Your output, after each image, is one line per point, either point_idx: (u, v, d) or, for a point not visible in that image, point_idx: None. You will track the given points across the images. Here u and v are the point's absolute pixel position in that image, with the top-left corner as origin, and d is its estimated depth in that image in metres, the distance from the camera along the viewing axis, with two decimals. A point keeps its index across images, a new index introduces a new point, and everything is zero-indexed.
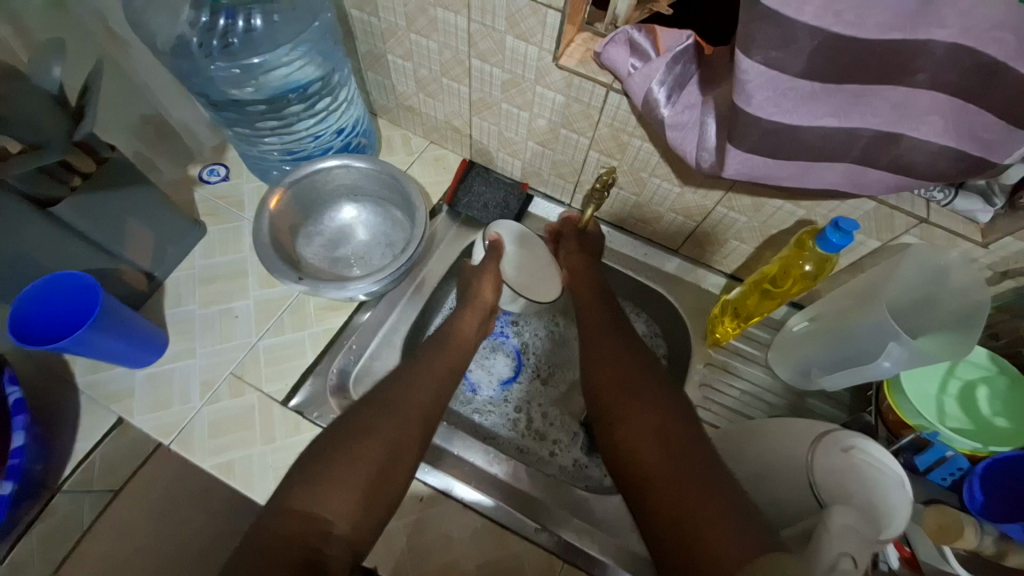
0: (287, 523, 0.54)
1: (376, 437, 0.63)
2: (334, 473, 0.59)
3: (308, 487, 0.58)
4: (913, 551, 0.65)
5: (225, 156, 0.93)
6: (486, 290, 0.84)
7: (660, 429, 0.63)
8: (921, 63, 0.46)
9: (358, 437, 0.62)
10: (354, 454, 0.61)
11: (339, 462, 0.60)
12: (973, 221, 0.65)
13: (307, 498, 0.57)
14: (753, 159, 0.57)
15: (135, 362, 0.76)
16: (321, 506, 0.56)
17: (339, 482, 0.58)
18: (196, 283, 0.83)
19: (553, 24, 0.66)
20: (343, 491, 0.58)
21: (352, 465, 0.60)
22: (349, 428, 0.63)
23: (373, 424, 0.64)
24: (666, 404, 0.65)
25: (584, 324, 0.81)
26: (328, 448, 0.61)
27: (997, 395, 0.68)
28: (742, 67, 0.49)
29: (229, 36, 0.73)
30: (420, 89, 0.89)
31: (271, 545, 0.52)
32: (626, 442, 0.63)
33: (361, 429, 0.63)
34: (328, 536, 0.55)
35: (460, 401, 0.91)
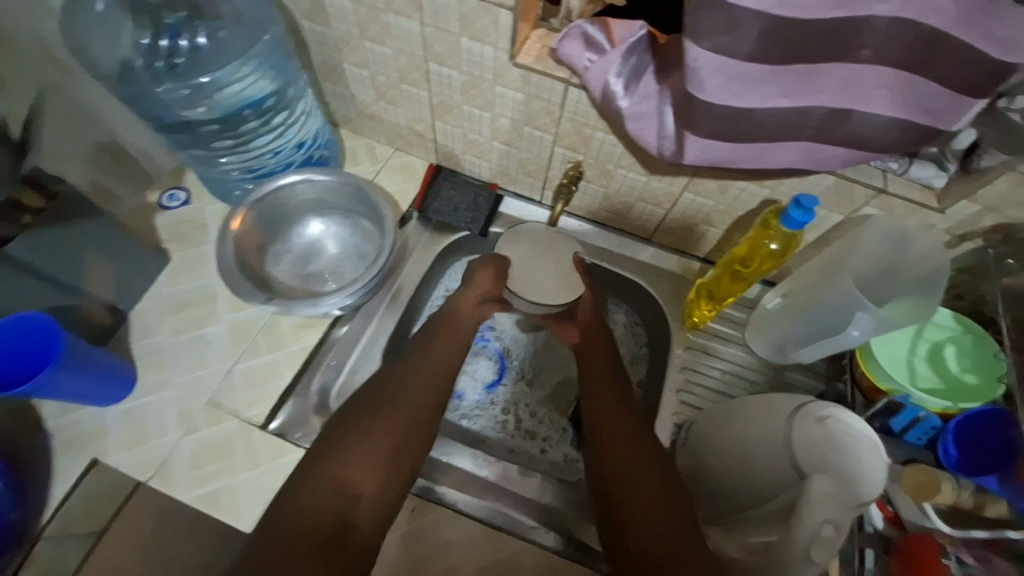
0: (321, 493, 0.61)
1: (392, 417, 0.68)
2: (359, 448, 0.65)
3: (337, 457, 0.64)
4: (895, 511, 0.67)
5: (184, 179, 0.90)
6: (486, 283, 0.80)
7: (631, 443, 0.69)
8: (865, 39, 0.47)
9: (380, 415, 0.67)
10: (377, 429, 0.66)
11: (363, 438, 0.65)
12: (929, 187, 0.67)
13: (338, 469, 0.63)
14: (712, 144, 0.58)
15: (106, 399, 0.73)
16: (353, 476, 0.63)
17: (365, 454, 0.64)
18: (163, 312, 0.81)
19: (506, 22, 0.66)
20: (369, 462, 0.64)
21: (374, 441, 0.65)
22: (369, 408, 0.68)
23: (390, 403, 0.69)
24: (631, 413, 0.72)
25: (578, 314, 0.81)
26: (353, 422, 0.67)
27: (964, 353, 0.70)
28: (692, 55, 0.50)
29: (175, 56, 0.71)
30: (379, 97, 0.88)
31: (307, 510, 0.59)
32: (608, 464, 0.68)
33: (383, 407, 0.68)
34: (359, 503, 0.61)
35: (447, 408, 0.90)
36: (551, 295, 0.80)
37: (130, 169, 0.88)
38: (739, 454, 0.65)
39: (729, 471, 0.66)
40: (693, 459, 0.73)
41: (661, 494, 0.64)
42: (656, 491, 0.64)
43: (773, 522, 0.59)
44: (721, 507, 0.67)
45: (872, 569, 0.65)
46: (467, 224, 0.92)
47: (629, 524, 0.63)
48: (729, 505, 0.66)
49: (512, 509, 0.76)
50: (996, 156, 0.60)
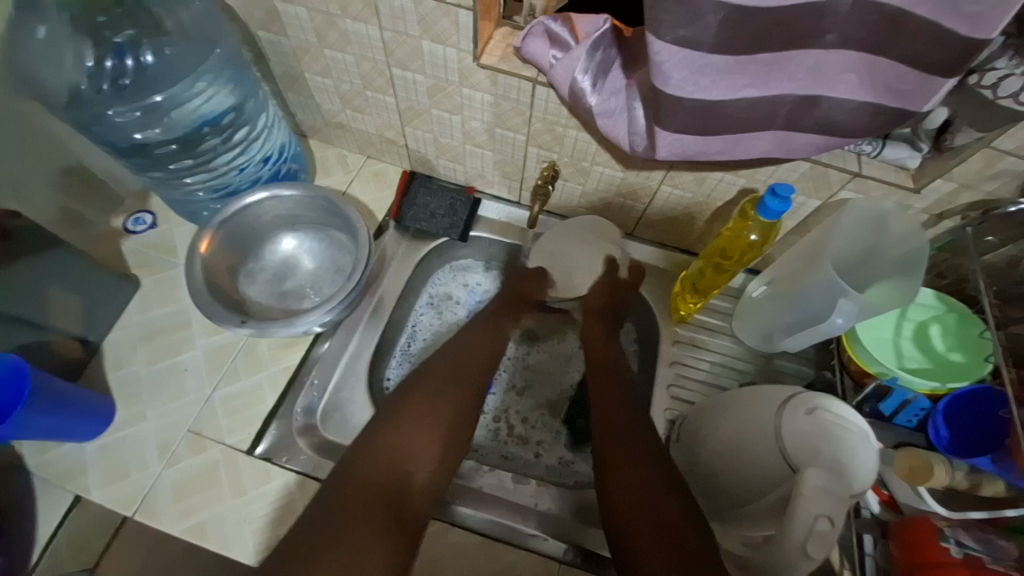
0: (376, 466, 0.62)
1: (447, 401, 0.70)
2: (414, 426, 0.66)
3: (395, 434, 0.65)
4: (890, 495, 0.68)
5: (150, 202, 0.88)
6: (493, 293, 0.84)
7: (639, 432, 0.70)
8: (829, 24, 0.46)
9: (438, 397, 0.70)
10: (436, 408, 0.69)
11: (420, 417, 0.67)
12: (903, 168, 0.66)
13: (398, 446, 0.64)
14: (684, 139, 0.57)
15: (83, 436, 0.71)
16: (413, 454, 0.64)
17: (426, 429, 0.67)
18: (136, 341, 0.79)
19: (466, 23, 0.64)
20: (425, 440, 0.66)
21: (431, 420, 0.67)
22: (427, 388, 0.71)
23: (441, 387, 0.71)
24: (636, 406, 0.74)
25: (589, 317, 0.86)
26: (413, 399, 0.69)
27: (948, 331, 0.71)
28: (655, 50, 0.49)
29: (121, 77, 0.68)
30: (346, 105, 0.85)
31: (367, 479, 0.60)
32: (614, 455, 0.69)
33: (442, 391, 0.71)
34: (413, 481, 0.63)
35: None
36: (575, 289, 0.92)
37: (95, 194, 0.85)
38: (733, 448, 0.65)
39: (722, 467, 0.66)
40: (688, 455, 0.72)
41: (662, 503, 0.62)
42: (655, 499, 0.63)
43: (767, 516, 0.59)
44: (717, 502, 0.67)
45: (872, 553, 0.66)
46: (446, 230, 0.90)
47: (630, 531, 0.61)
48: (726, 500, 0.65)
49: (509, 519, 0.74)
50: (969, 134, 0.60)
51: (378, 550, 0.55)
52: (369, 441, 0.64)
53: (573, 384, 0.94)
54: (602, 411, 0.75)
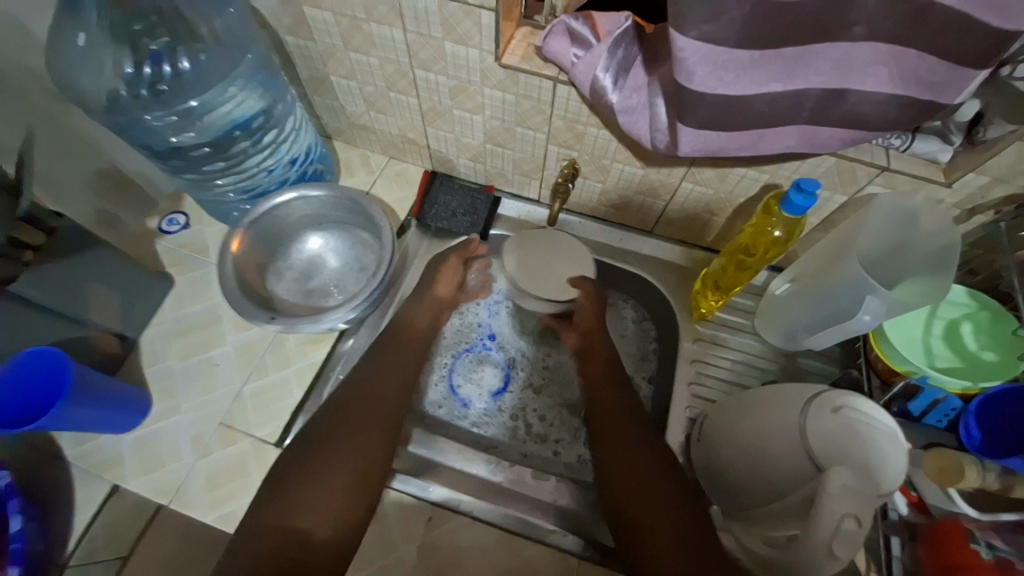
0: (269, 535, 0.60)
1: (346, 444, 0.68)
2: (309, 482, 0.64)
3: (289, 497, 0.63)
4: (919, 496, 0.66)
5: (184, 203, 0.91)
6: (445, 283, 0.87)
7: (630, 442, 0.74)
8: (857, 15, 0.45)
9: (337, 446, 0.67)
10: (332, 462, 0.66)
11: (318, 471, 0.65)
12: (933, 162, 0.65)
13: (292, 506, 0.62)
14: (706, 135, 0.57)
15: (120, 427, 0.74)
16: (310, 514, 0.62)
17: (322, 485, 0.64)
18: (171, 337, 0.82)
19: (488, 24, 0.65)
20: (323, 493, 0.63)
21: (326, 475, 0.65)
22: (328, 435, 0.68)
23: (341, 435, 0.68)
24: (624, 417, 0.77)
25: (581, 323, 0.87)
26: (312, 445, 0.67)
27: (980, 329, 0.69)
28: (678, 45, 0.49)
29: (158, 83, 0.71)
30: (369, 107, 0.87)
31: (258, 554, 0.58)
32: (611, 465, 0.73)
33: (348, 434, 0.69)
34: (312, 539, 0.60)
35: (454, 417, 0.90)
36: (560, 296, 0.84)
37: (132, 196, 0.88)
38: (755, 447, 0.64)
39: (743, 466, 0.65)
40: (709, 453, 0.72)
41: (673, 499, 0.67)
42: (664, 495, 0.67)
43: (788, 516, 0.58)
44: (740, 501, 0.67)
45: (900, 556, 0.64)
46: (467, 228, 0.91)
47: (636, 522, 0.66)
48: (748, 498, 0.65)
49: (529, 515, 0.76)
50: (1002, 127, 0.58)
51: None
52: (267, 502, 0.63)
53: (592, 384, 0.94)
54: (601, 430, 0.77)
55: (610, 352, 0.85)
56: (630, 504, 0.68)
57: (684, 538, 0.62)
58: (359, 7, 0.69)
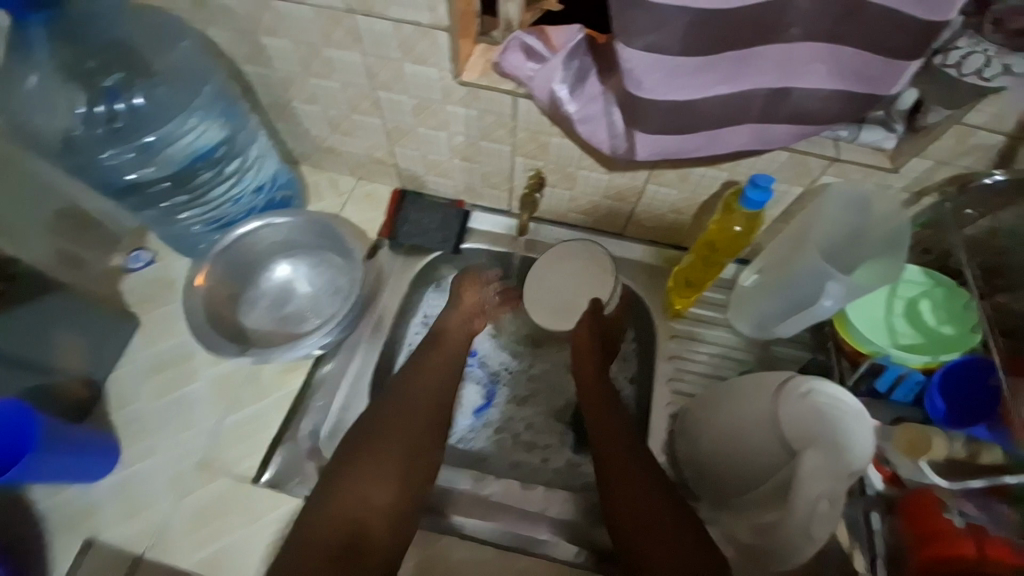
0: (338, 510, 0.65)
1: (399, 429, 0.72)
2: (370, 465, 0.68)
3: (352, 476, 0.68)
4: (893, 471, 0.67)
5: (147, 239, 0.89)
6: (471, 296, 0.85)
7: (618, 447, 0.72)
8: (791, 17, 0.48)
9: (389, 434, 0.71)
10: (386, 446, 0.70)
11: (373, 456, 0.69)
12: (880, 149, 0.68)
13: (356, 483, 0.67)
14: (661, 139, 0.59)
15: (94, 474, 0.72)
16: (371, 490, 0.67)
17: (379, 465, 0.69)
18: (141, 377, 0.80)
19: (444, 43, 0.66)
20: (386, 471, 0.68)
21: (384, 454, 0.69)
22: (381, 423, 0.72)
23: (393, 422, 0.72)
24: (614, 424, 0.75)
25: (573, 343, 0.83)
26: (370, 429, 0.71)
27: (938, 305, 0.72)
28: (625, 56, 0.51)
29: (115, 120, 0.70)
30: (333, 130, 0.87)
31: (329, 525, 0.64)
32: (606, 470, 0.71)
33: (398, 419, 0.72)
34: (374, 508, 0.66)
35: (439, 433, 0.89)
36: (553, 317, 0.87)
37: (95, 234, 0.86)
38: (734, 436, 0.66)
39: (727, 457, 0.66)
40: (691, 446, 0.72)
41: (661, 497, 0.67)
42: (654, 493, 0.67)
43: (770, 501, 0.60)
44: (725, 491, 0.68)
45: (880, 530, 0.66)
46: (440, 243, 0.91)
47: (627, 523, 0.66)
48: (733, 488, 0.66)
49: (520, 526, 0.75)
50: (939, 112, 0.62)
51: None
52: (330, 480, 0.68)
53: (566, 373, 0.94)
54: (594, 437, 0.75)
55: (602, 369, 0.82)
56: (620, 506, 0.67)
57: (674, 534, 0.63)
58: (316, 33, 0.69)
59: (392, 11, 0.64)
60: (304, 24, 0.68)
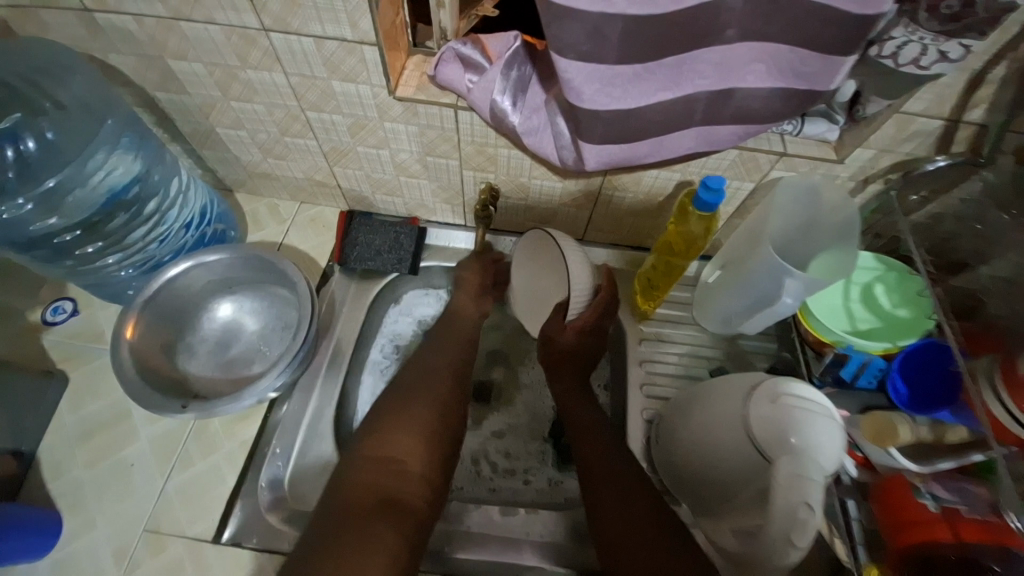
0: (372, 466, 0.65)
1: (423, 395, 0.73)
2: (394, 431, 0.68)
3: (377, 441, 0.67)
4: (864, 455, 0.70)
5: (68, 287, 0.81)
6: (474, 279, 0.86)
7: (602, 454, 0.71)
8: (727, 18, 0.46)
9: (413, 403, 0.71)
10: (414, 408, 0.71)
11: (399, 421, 0.69)
12: (824, 141, 0.68)
13: (388, 442, 0.67)
14: (608, 149, 0.57)
15: (32, 555, 0.64)
16: (403, 449, 0.67)
17: (404, 430, 0.68)
18: (73, 444, 0.72)
19: (373, 59, 0.62)
20: (411, 436, 0.68)
21: (411, 421, 0.69)
22: (407, 391, 0.73)
23: (418, 390, 0.73)
24: (601, 432, 0.73)
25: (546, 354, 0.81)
26: (398, 396, 0.72)
27: (892, 289, 0.73)
28: (562, 67, 0.48)
29: (2, 171, 0.62)
30: (266, 154, 0.81)
31: (361, 482, 0.63)
32: (591, 483, 0.69)
33: (418, 390, 0.73)
34: (410, 471, 0.65)
35: None
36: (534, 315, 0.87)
37: (15, 278, 0.80)
38: (706, 441, 0.65)
39: (706, 464, 0.65)
40: (669, 455, 0.71)
41: (642, 508, 0.64)
42: (640, 504, 0.65)
43: (752, 507, 0.59)
44: (706, 498, 0.66)
45: (857, 517, 0.68)
46: (395, 265, 0.87)
47: (611, 538, 0.63)
48: (712, 495, 0.65)
49: (505, 556, 0.72)
50: (879, 103, 0.61)
51: (382, 546, 0.57)
52: (365, 441, 0.68)
53: (538, 388, 0.92)
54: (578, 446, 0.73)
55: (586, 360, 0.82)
56: (603, 522, 0.65)
57: (657, 548, 0.60)
58: (230, 54, 0.63)
59: (312, 28, 0.59)
60: (214, 45, 0.62)
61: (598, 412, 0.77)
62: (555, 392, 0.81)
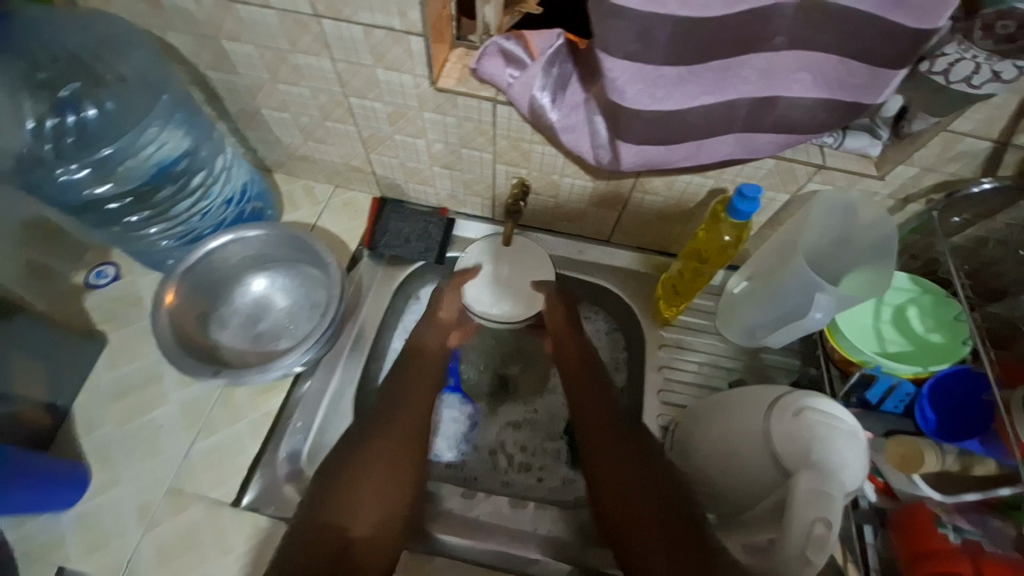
0: (316, 527, 0.59)
1: (380, 445, 0.69)
2: (347, 486, 0.64)
3: (325, 501, 0.62)
4: (885, 482, 0.67)
5: (112, 253, 0.85)
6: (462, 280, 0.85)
7: (614, 449, 0.71)
8: (776, 26, 0.46)
9: (367, 457, 0.67)
10: (369, 463, 0.67)
11: (355, 470, 0.65)
12: (866, 156, 0.67)
13: (333, 510, 0.61)
14: (646, 149, 0.57)
15: (59, 504, 0.68)
16: (358, 506, 0.62)
17: (357, 489, 0.64)
18: (108, 401, 0.76)
19: (419, 50, 0.63)
20: (364, 495, 0.63)
21: (365, 473, 0.65)
22: (365, 446, 0.68)
23: (377, 448, 0.68)
24: (614, 430, 0.73)
25: (561, 353, 0.83)
26: (350, 447, 0.68)
27: (925, 313, 0.71)
28: (607, 66, 0.49)
29: (64, 135, 0.66)
30: (306, 137, 0.84)
31: (308, 539, 0.58)
32: (605, 483, 0.68)
33: (371, 440, 0.69)
34: (354, 535, 0.60)
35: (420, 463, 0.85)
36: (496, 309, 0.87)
37: (62, 243, 0.81)
38: (725, 452, 0.64)
39: (724, 477, 0.65)
40: (682, 465, 0.71)
41: (659, 502, 0.64)
42: (657, 499, 0.64)
43: (769, 521, 0.58)
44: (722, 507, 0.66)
45: (874, 543, 0.65)
46: (422, 254, 0.89)
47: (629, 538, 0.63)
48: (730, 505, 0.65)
49: (511, 547, 0.73)
50: (926, 120, 0.60)
51: None
52: (310, 504, 0.62)
53: (555, 386, 0.92)
54: (592, 445, 0.73)
55: (586, 355, 0.82)
56: (620, 516, 0.65)
57: (676, 546, 0.59)
58: (282, 38, 0.66)
59: (362, 16, 0.60)
60: (268, 30, 0.65)
61: (614, 407, 0.77)
62: (567, 391, 0.80)
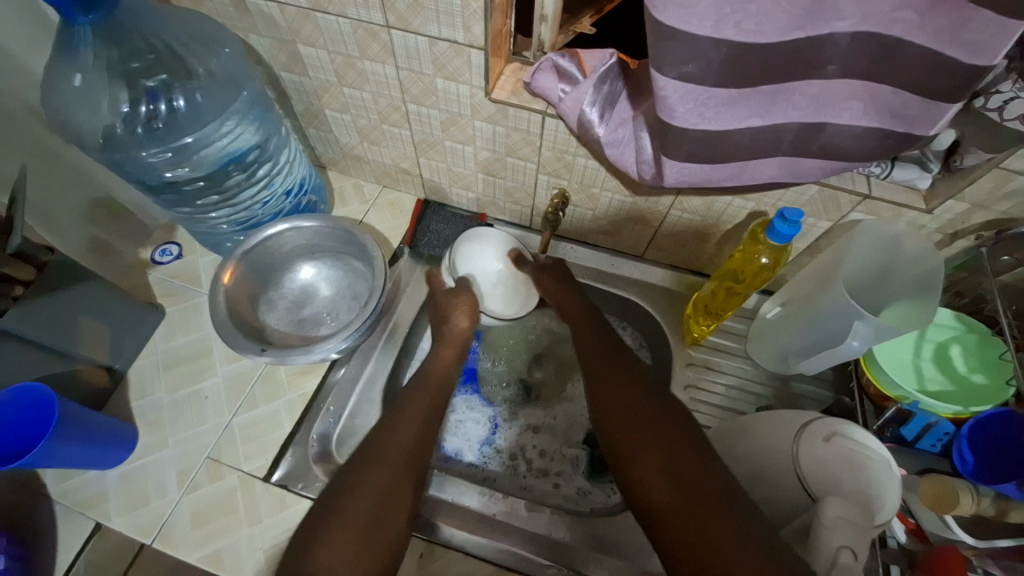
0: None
1: (371, 474, 0.61)
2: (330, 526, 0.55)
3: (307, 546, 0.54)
4: (917, 523, 0.65)
5: (176, 233, 0.91)
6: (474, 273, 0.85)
7: (632, 404, 0.65)
8: (830, 54, 0.47)
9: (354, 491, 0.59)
10: (357, 492, 0.58)
11: (340, 502, 0.58)
12: (914, 188, 0.66)
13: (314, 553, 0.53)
14: (690, 167, 0.59)
15: (109, 462, 0.72)
16: (339, 550, 0.53)
17: (342, 528, 0.55)
18: (160, 369, 0.81)
19: (478, 62, 0.67)
20: (347, 533, 0.55)
21: (350, 508, 0.57)
22: (354, 473, 0.61)
23: (371, 479, 0.60)
24: (631, 392, 0.66)
25: (579, 341, 0.77)
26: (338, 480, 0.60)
27: (970, 352, 0.70)
28: (660, 85, 0.51)
29: (154, 121, 0.72)
30: (362, 138, 0.89)
31: None
32: (620, 442, 0.63)
33: (361, 466, 0.61)
34: None
35: (441, 458, 0.87)
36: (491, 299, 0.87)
37: (125, 223, 0.88)
38: (750, 471, 0.64)
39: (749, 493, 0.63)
40: None
41: (679, 454, 0.58)
42: (678, 452, 0.58)
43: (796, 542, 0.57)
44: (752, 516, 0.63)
45: None
46: None
47: (667, 532, 0.53)
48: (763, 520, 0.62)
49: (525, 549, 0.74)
50: (978, 155, 0.60)
51: None
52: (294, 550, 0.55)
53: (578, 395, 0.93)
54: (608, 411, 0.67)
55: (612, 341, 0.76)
56: (634, 467, 0.59)
57: (700, 507, 0.52)
58: (352, 44, 0.71)
59: (428, 29, 0.65)
60: (341, 37, 0.70)
61: (631, 370, 0.70)
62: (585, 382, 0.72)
